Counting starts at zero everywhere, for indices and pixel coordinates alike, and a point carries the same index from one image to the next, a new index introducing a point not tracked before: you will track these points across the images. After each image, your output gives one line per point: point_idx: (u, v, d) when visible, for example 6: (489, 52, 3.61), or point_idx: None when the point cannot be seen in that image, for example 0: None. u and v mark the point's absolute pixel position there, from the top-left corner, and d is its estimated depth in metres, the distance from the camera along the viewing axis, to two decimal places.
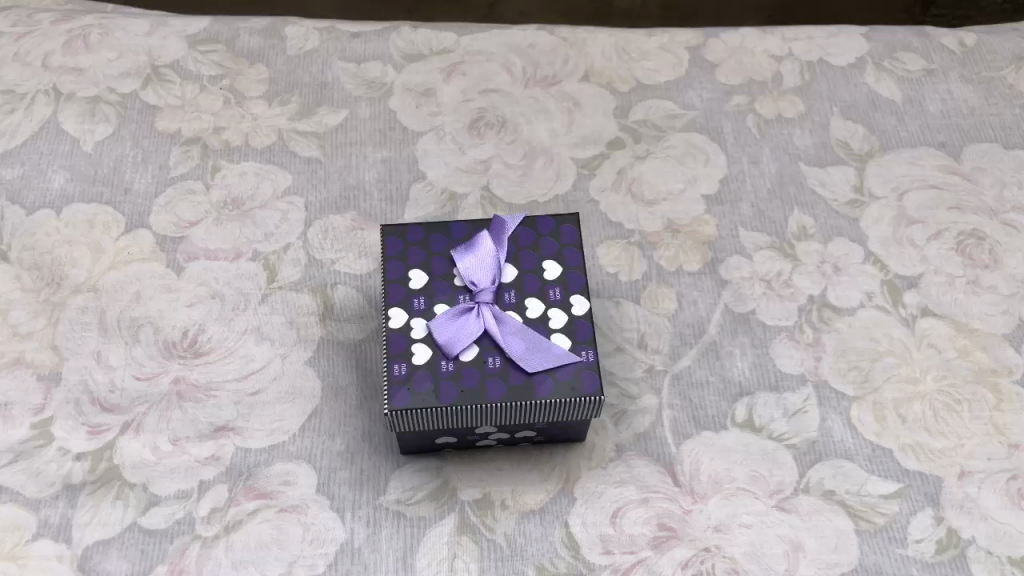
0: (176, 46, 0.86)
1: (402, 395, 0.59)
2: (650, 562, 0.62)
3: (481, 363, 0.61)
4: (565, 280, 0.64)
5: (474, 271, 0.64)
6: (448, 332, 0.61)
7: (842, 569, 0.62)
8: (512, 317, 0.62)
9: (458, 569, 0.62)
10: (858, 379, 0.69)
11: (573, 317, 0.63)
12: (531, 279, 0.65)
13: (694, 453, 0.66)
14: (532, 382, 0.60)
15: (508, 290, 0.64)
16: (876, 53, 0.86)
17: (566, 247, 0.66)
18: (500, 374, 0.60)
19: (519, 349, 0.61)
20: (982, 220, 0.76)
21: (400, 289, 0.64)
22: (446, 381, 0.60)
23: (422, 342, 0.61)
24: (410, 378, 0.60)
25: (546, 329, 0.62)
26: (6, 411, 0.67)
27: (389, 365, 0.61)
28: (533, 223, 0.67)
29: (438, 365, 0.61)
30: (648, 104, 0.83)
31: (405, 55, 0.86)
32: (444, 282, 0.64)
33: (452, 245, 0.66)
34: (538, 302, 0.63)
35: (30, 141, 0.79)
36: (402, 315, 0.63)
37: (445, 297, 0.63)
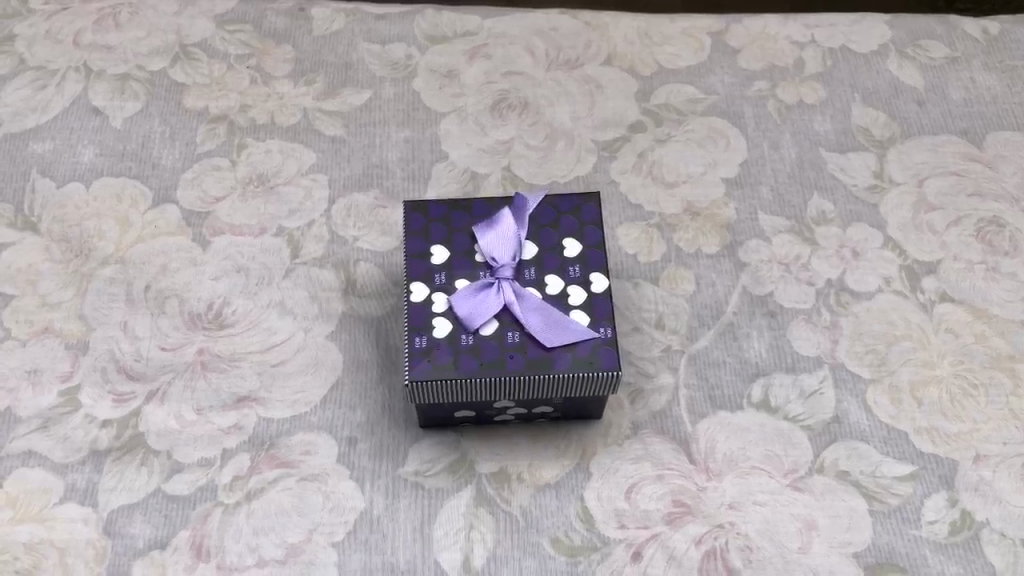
0: (204, 26, 0.87)
1: (422, 367, 0.60)
2: (664, 537, 0.63)
3: (501, 337, 0.62)
4: (585, 258, 0.65)
5: (495, 247, 0.64)
6: (468, 307, 0.62)
7: (855, 548, 0.63)
8: (532, 293, 0.63)
9: (474, 540, 0.63)
10: (874, 362, 0.69)
11: (592, 294, 0.63)
12: (551, 257, 0.65)
13: (709, 432, 0.67)
14: (550, 357, 0.61)
15: (528, 267, 0.65)
16: (899, 40, 0.86)
17: (586, 225, 0.66)
18: (519, 348, 0.61)
19: (538, 324, 0.62)
20: (1002, 207, 0.76)
21: (421, 264, 0.65)
22: (465, 354, 0.61)
23: (442, 316, 0.62)
24: (430, 351, 0.61)
25: (565, 305, 0.63)
26: (35, 378, 0.69)
27: (410, 338, 0.62)
28: (553, 202, 0.67)
29: (457, 338, 0.61)
30: (670, 88, 0.84)
31: (429, 37, 0.87)
32: (465, 257, 0.65)
33: (473, 221, 0.66)
34: (557, 278, 0.64)
35: (61, 117, 0.81)
36: (423, 290, 0.63)
37: (465, 272, 0.64)
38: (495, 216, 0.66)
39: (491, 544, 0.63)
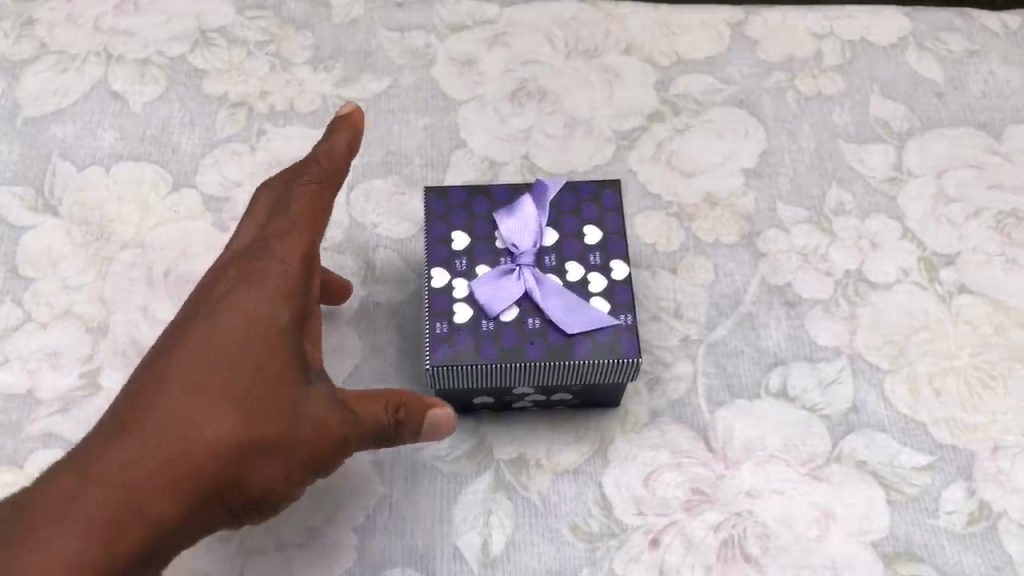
0: (223, 12, 0.87)
1: (442, 352, 0.61)
2: (682, 524, 0.63)
3: (521, 323, 0.62)
4: (606, 246, 0.65)
5: (515, 235, 0.64)
6: (488, 293, 0.62)
7: (873, 537, 0.63)
8: (553, 280, 0.63)
9: (492, 526, 0.63)
10: (892, 352, 0.69)
11: (612, 282, 0.63)
12: (571, 244, 0.65)
13: (727, 420, 0.67)
14: (571, 344, 0.61)
15: (548, 254, 0.65)
16: (919, 32, 0.86)
17: (607, 212, 0.66)
18: (540, 334, 0.61)
19: (559, 311, 0.62)
20: (1021, 200, 0.76)
21: (442, 249, 0.65)
22: (486, 340, 0.61)
23: (463, 302, 0.62)
24: (450, 336, 0.61)
25: (586, 292, 0.63)
26: (55, 360, 0.69)
27: (431, 323, 0.62)
28: (574, 188, 0.67)
29: (478, 324, 0.62)
30: (689, 79, 0.84)
31: (448, 25, 0.87)
32: (486, 243, 0.65)
33: (494, 207, 0.66)
34: (578, 265, 0.64)
35: (82, 101, 0.81)
36: (444, 276, 0.64)
37: (486, 258, 0.64)
38: (515, 203, 0.66)
39: (510, 530, 0.63)
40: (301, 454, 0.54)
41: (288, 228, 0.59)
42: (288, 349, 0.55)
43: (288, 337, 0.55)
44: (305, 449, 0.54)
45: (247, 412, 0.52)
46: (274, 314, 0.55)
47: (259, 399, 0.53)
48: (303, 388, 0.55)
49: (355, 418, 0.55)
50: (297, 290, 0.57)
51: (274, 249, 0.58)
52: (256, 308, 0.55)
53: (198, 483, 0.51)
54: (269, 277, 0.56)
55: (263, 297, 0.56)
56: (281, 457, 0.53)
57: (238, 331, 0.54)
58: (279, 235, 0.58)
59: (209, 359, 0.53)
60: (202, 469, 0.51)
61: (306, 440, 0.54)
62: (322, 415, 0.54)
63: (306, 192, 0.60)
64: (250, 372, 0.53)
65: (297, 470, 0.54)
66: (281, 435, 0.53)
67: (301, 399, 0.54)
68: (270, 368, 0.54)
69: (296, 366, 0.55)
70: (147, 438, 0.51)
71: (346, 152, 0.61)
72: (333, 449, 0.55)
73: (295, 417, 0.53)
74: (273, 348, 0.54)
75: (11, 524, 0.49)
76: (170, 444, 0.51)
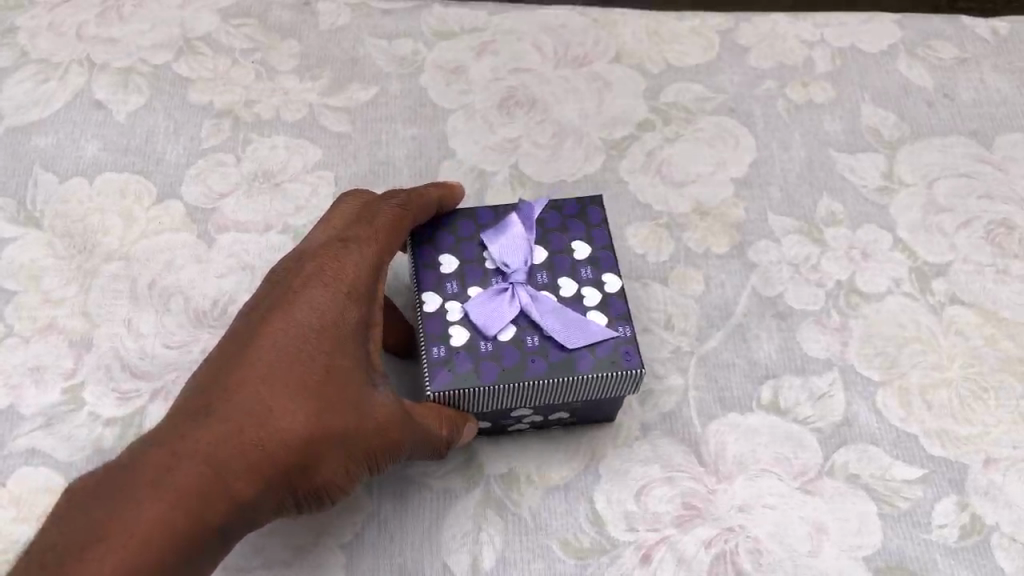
0: (208, 20, 0.86)
1: (443, 376, 0.59)
2: (673, 540, 0.62)
3: (520, 342, 0.60)
4: (596, 260, 0.64)
5: (505, 254, 0.64)
6: (483, 315, 0.61)
7: (866, 551, 0.62)
8: (548, 296, 0.62)
9: (482, 542, 0.62)
10: (884, 364, 0.69)
11: (607, 294, 0.63)
12: (562, 260, 0.64)
13: (719, 433, 0.66)
14: (573, 358, 0.60)
15: (540, 271, 0.64)
16: (909, 40, 0.85)
17: (594, 228, 0.66)
18: (540, 352, 0.60)
19: (557, 326, 0.60)
20: (1012, 209, 0.76)
21: (431, 273, 0.63)
22: (486, 361, 0.59)
23: (458, 324, 0.61)
24: (449, 359, 0.59)
25: (582, 306, 0.62)
26: (39, 375, 0.68)
27: (427, 348, 0.60)
28: (558, 206, 0.67)
29: (476, 345, 0.60)
30: (678, 87, 0.83)
31: (436, 32, 0.86)
32: (475, 265, 0.64)
33: (480, 228, 0.66)
34: (570, 280, 0.63)
35: (64, 111, 0.80)
36: (435, 300, 0.62)
37: (477, 278, 0.63)
38: (502, 223, 0.65)
39: (499, 546, 0.62)
40: (364, 445, 0.56)
41: (362, 234, 0.61)
42: (359, 348, 0.57)
43: (359, 335, 0.58)
44: (369, 440, 0.56)
45: (323, 401, 0.54)
46: (351, 312, 0.58)
47: (336, 389, 0.55)
48: (370, 385, 0.57)
49: (412, 417, 0.58)
50: (366, 290, 0.59)
51: (351, 250, 0.60)
52: (333, 303, 0.57)
53: (274, 464, 0.52)
54: (348, 275, 0.59)
55: (341, 292, 0.58)
56: (348, 447, 0.55)
57: (318, 324, 0.56)
58: (354, 239, 0.61)
59: (291, 347, 0.55)
60: (276, 456, 0.52)
61: (370, 433, 0.56)
62: (385, 413, 0.57)
63: (381, 209, 0.63)
64: (328, 363, 0.55)
65: (356, 461, 0.56)
66: (349, 428, 0.55)
67: (366, 398, 0.56)
68: (345, 367, 0.56)
69: (364, 364, 0.57)
70: (234, 417, 0.52)
71: (426, 213, 0.64)
72: (391, 444, 0.57)
73: (363, 410, 0.55)
74: (348, 344, 0.57)
75: (97, 495, 0.49)
76: (251, 429, 0.52)
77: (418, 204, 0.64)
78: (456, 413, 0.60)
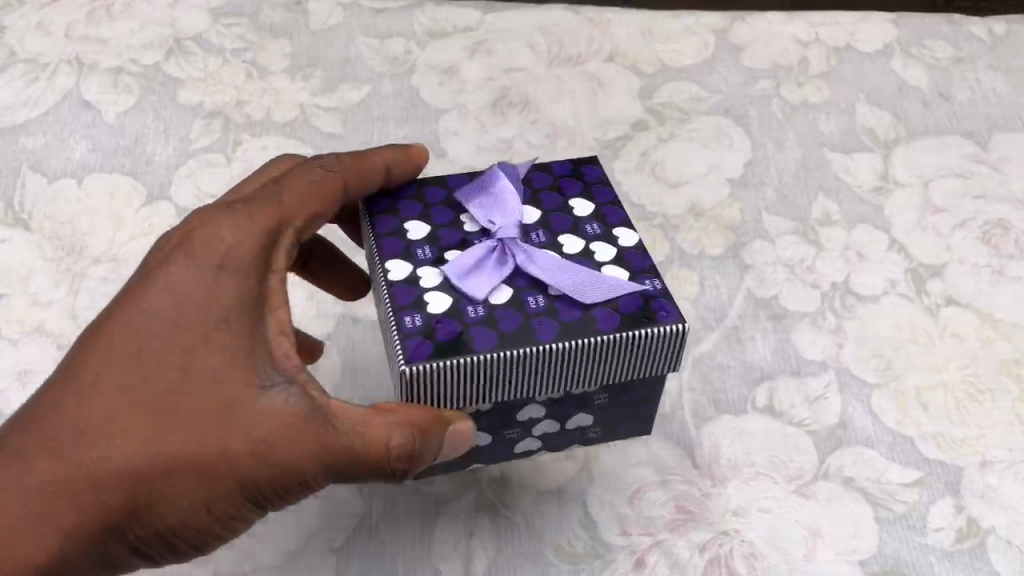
0: (199, 21, 0.86)
1: (421, 347, 0.47)
2: (667, 544, 0.61)
3: (521, 304, 0.50)
4: (601, 216, 0.56)
5: (489, 211, 0.54)
6: (468, 277, 0.50)
7: (862, 556, 0.61)
8: (549, 253, 0.52)
9: (475, 547, 0.62)
10: (879, 366, 0.68)
11: (621, 248, 0.54)
12: (561, 218, 0.56)
13: (713, 437, 0.66)
14: (593, 317, 0.50)
15: (535, 230, 0.55)
16: (903, 40, 0.86)
17: (591, 184, 0.58)
18: (549, 313, 0.50)
19: (569, 280, 0.50)
20: (1008, 209, 0.75)
21: (396, 239, 0.53)
22: (477, 327, 0.49)
23: (435, 291, 0.50)
24: (427, 329, 0.48)
25: (595, 263, 0.53)
26: (26, 375, 0.65)
27: (397, 319, 0.49)
28: (542, 168, 0.60)
29: (463, 312, 0.49)
30: (672, 86, 0.83)
31: (429, 32, 0.86)
32: (451, 228, 0.54)
33: (448, 191, 0.57)
34: (575, 237, 0.54)
35: (53, 111, 0.79)
36: (404, 266, 0.51)
37: (456, 243, 0.53)
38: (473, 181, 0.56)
39: (491, 552, 0.61)
40: (242, 458, 0.45)
41: (262, 202, 0.52)
42: (240, 334, 0.47)
43: (243, 319, 0.47)
44: (247, 451, 0.45)
45: (176, 397, 0.45)
46: (225, 289, 0.48)
47: (201, 384, 0.46)
48: (257, 384, 0.46)
49: (323, 424, 0.46)
50: (255, 265, 0.49)
51: (237, 216, 0.50)
52: (201, 280, 0.48)
53: (102, 497, 0.44)
54: (219, 245, 0.49)
55: (212, 266, 0.48)
56: (218, 459, 0.45)
57: (181, 303, 0.47)
58: (250, 205, 0.51)
59: (147, 331, 0.47)
60: (103, 487, 0.44)
61: (246, 441, 0.45)
62: (272, 417, 0.45)
63: (304, 178, 0.54)
64: (189, 354, 0.46)
65: (244, 479, 0.45)
66: (208, 438, 0.45)
67: (243, 399, 0.46)
68: (212, 359, 0.46)
69: (253, 356, 0.47)
70: (53, 438, 0.45)
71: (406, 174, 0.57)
72: (289, 457, 0.45)
73: (239, 411, 0.45)
74: (223, 331, 0.47)
75: None
76: (75, 452, 0.44)
77: (404, 165, 0.56)
78: (421, 413, 0.47)
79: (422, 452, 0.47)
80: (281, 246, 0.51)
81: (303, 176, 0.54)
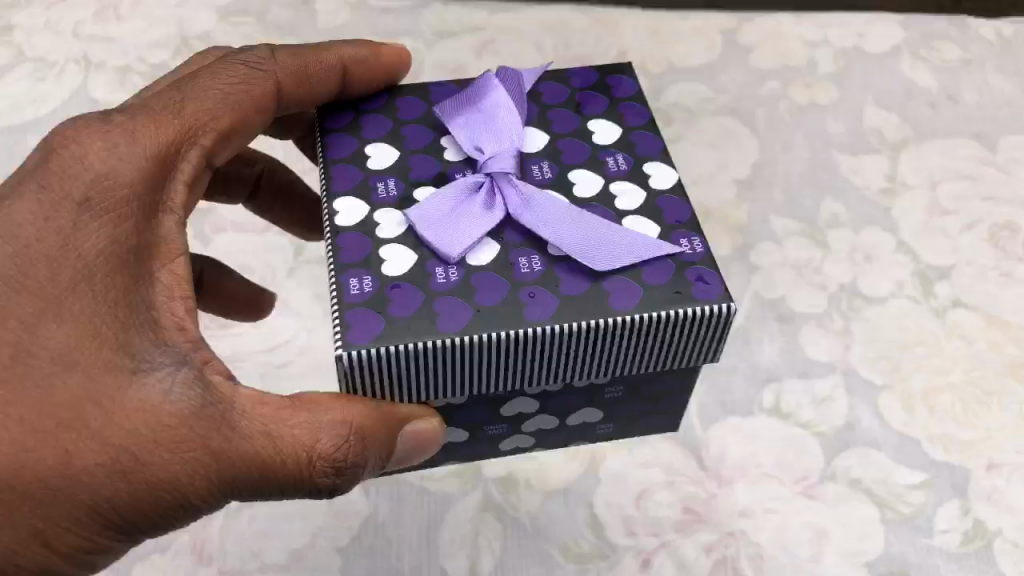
0: (206, 18, 0.86)
1: (373, 323, 0.45)
2: (673, 545, 0.62)
3: (510, 270, 0.47)
4: (628, 148, 0.54)
5: (477, 137, 0.52)
6: (439, 221, 0.48)
7: (868, 557, 0.61)
8: (547, 202, 0.49)
9: (481, 547, 0.62)
10: (886, 367, 0.68)
11: (652, 192, 0.51)
12: (581, 150, 0.54)
13: (720, 438, 0.66)
14: (602, 289, 0.47)
15: (537, 164, 0.53)
16: (911, 40, 0.86)
17: (619, 101, 0.56)
18: (544, 281, 0.47)
19: (570, 239, 0.48)
20: (1016, 212, 0.75)
21: (354, 167, 0.51)
22: (447, 297, 0.46)
23: (395, 243, 0.48)
24: (382, 298, 0.46)
25: (615, 211, 0.50)
26: None
27: (344, 283, 0.46)
28: (561, 80, 0.58)
29: (432, 277, 0.47)
30: (680, 87, 0.83)
31: (436, 31, 0.86)
32: (425, 156, 0.53)
33: (432, 108, 0.55)
34: (594, 173, 0.52)
35: (61, 109, 0.79)
36: (359, 212, 0.49)
37: (430, 177, 0.52)
38: (468, 95, 0.54)
39: (498, 552, 0.61)
40: (92, 469, 0.42)
41: (156, 112, 0.50)
42: (112, 301, 0.45)
43: (118, 281, 0.45)
44: (102, 459, 0.42)
45: (27, 378, 0.43)
46: (90, 249, 0.45)
47: (55, 367, 0.43)
48: (131, 367, 0.44)
49: (210, 423, 0.44)
50: (134, 220, 0.47)
51: (118, 136, 0.48)
52: (65, 231, 0.46)
53: None
54: (86, 183, 0.47)
55: (79, 220, 0.46)
56: (60, 471, 0.42)
57: (37, 266, 0.45)
58: (143, 117, 0.49)
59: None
60: None
61: (101, 446, 0.42)
62: (139, 413, 0.43)
63: (212, 82, 0.52)
64: (45, 325, 0.44)
65: (93, 498, 0.42)
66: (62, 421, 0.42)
67: (107, 379, 0.43)
68: (71, 332, 0.44)
69: (128, 329, 0.44)
70: None
71: (380, 73, 0.57)
72: (155, 466, 0.43)
73: (101, 404, 0.43)
74: (94, 288, 0.45)
75: None
76: None
77: (369, 65, 0.56)
78: (366, 411, 0.45)
79: (350, 460, 0.46)
80: (174, 184, 0.49)
81: (214, 81, 0.53)
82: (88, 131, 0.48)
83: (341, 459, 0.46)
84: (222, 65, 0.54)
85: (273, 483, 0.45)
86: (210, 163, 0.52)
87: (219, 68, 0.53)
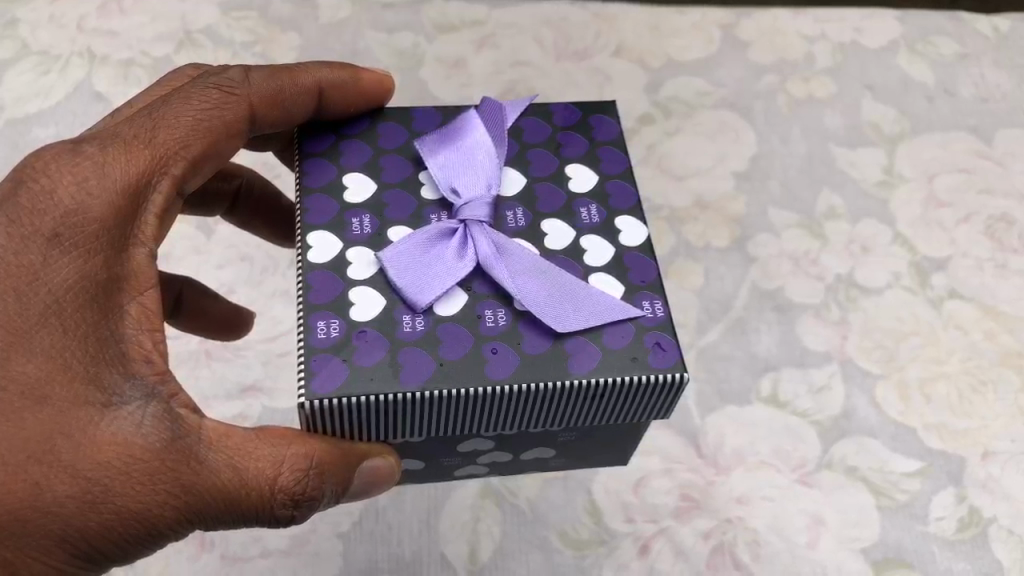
0: (208, 12, 0.86)
1: (335, 370, 0.42)
2: (671, 531, 0.62)
3: (476, 322, 0.44)
4: (603, 198, 0.50)
5: (456, 175, 0.49)
6: (411, 268, 0.45)
7: (864, 543, 0.62)
8: (522, 252, 0.46)
9: (481, 533, 0.62)
10: (882, 358, 0.69)
11: (622, 249, 0.48)
12: (555, 194, 0.50)
13: (717, 426, 0.66)
14: (564, 350, 0.44)
15: (512, 209, 0.49)
16: (909, 36, 0.86)
17: (600, 145, 0.52)
18: (508, 336, 0.44)
19: (540, 296, 0.45)
20: (1012, 204, 0.76)
21: (330, 199, 0.48)
22: (411, 348, 0.43)
23: (366, 285, 0.45)
24: (347, 345, 0.42)
25: (583, 266, 0.47)
26: None
27: (315, 323, 0.43)
28: (544, 115, 0.54)
29: (398, 325, 0.44)
30: (679, 81, 0.84)
31: (436, 26, 0.86)
32: (402, 192, 0.49)
33: (414, 139, 0.51)
34: (565, 224, 0.49)
35: (64, 102, 0.80)
36: (332, 249, 0.46)
37: (405, 216, 0.48)
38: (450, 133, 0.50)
39: (497, 538, 0.62)
40: (63, 501, 0.40)
41: (128, 139, 0.46)
42: (82, 335, 0.42)
43: (86, 312, 0.42)
44: (72, 491, 0.40)
45: None
46: (62, 274, 0.43)
47: (22, 400, 0.40)
48: (102, 401, 0.41)
49: (181, 456, 0.41)
50: (104, 253, 0.44)
51: (89, 168, 0.44)
52: (31, 263, 0.42)
53: None
54: (54, 207, 0.43)
55: (48, 253, 0.43)
56: (29, 504, 0.39)
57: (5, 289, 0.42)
58: (111, 143, 0.46)
59: None
60: None
61: (72, 478, 0.40)
62: (111, 447, 0.40)
63: (186, 107, 0.48)
64: (13, 356, 0.41)
65: (65, 530, 0.40)
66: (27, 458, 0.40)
67: (73, 415, 0.41)
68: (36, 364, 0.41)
69: (99, 363, 0.42)
70: None
71: (359, 95, 0.52)
72: (127, 497, 0.40)
73: (72, 437, 0.40)
74: (63, 324, 0.42)
75: None
76: None
77: (347, 87, 0.52)
78: (328, 448, 0.43)
79: (317, 492, 0.44)
80: (148, 207, 0.45)
81: (186, 104, 0.48)
82: (58, 163, 0.44)
83: (302, 493, 0.44)
84: (193, 88, 0.49)
85: (241, 514, 0.43)
86: (181, 193, 0.48)
87: (193, 92, 0.49)
